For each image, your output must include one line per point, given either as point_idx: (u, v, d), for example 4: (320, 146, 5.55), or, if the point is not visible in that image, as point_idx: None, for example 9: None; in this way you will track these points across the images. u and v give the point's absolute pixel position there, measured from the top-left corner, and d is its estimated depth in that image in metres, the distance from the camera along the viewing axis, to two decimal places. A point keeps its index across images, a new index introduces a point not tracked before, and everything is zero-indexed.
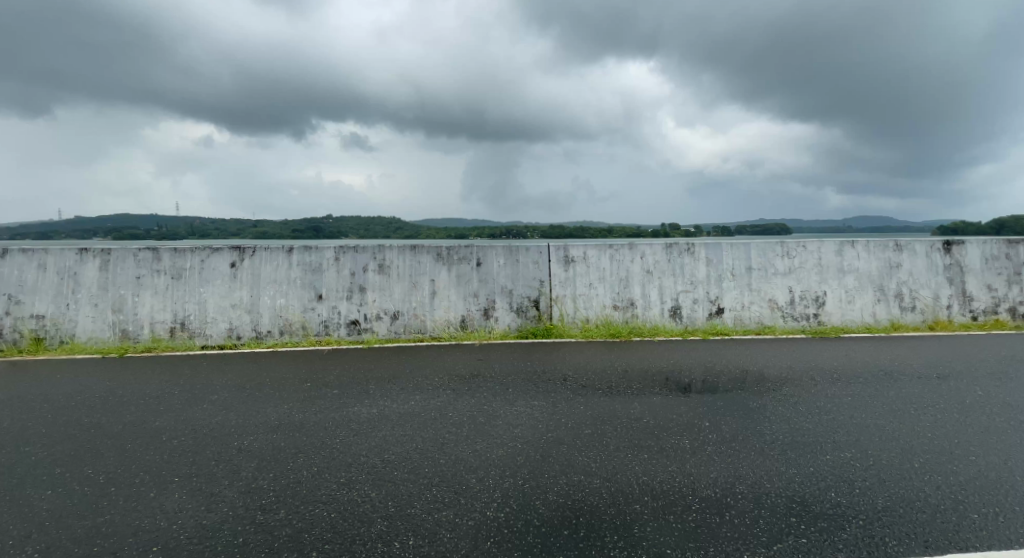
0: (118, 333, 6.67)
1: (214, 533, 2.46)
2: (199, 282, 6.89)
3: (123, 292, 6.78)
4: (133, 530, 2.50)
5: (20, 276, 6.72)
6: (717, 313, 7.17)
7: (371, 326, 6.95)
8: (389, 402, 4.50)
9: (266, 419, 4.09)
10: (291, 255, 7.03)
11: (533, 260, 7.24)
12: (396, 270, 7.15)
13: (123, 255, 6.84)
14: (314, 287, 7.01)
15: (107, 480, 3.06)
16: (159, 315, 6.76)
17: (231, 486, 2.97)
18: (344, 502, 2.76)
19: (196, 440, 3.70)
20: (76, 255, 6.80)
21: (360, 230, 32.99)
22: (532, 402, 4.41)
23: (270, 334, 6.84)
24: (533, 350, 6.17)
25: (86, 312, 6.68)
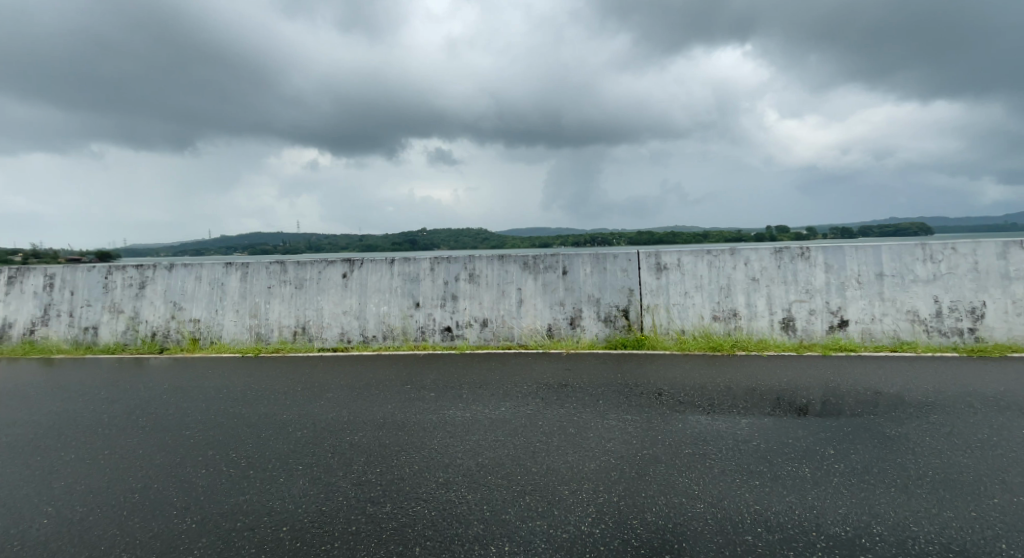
0: (254, 335, 7.31)
1: (331, 519, 2.68)
2: (317, 291, 7.36)
3: (257, 299, 7.42)
4: (268, 510, 2.78)
5: (182, 285, 7.61)
6: (841, 326, 6.34)
7: (462, 333, 7.03)
8: (482, 406, 4.48)
9: (372, 417, 4.23)
10: (392, 266, 7.33)
11: (621, 268, 6.88)
12: (486, 279, 7.17)
13: (257, 268, 7.49)
14: (411, 295, 7.24)
15: (248, 463, 3.38)
16: (286, 320, 7.31)
17: (345, 477, 3.15)
18: (444, 502, 2.83)
19: (315, 433, 3.91)
20: (223, 267, 7.57)
21: (451, 242, 33.99)
22: (624, 415, 4.19)
23: (375, 338, 7.15)
24: (623, 361, 5.88)
25: (230, 316, 7.41)
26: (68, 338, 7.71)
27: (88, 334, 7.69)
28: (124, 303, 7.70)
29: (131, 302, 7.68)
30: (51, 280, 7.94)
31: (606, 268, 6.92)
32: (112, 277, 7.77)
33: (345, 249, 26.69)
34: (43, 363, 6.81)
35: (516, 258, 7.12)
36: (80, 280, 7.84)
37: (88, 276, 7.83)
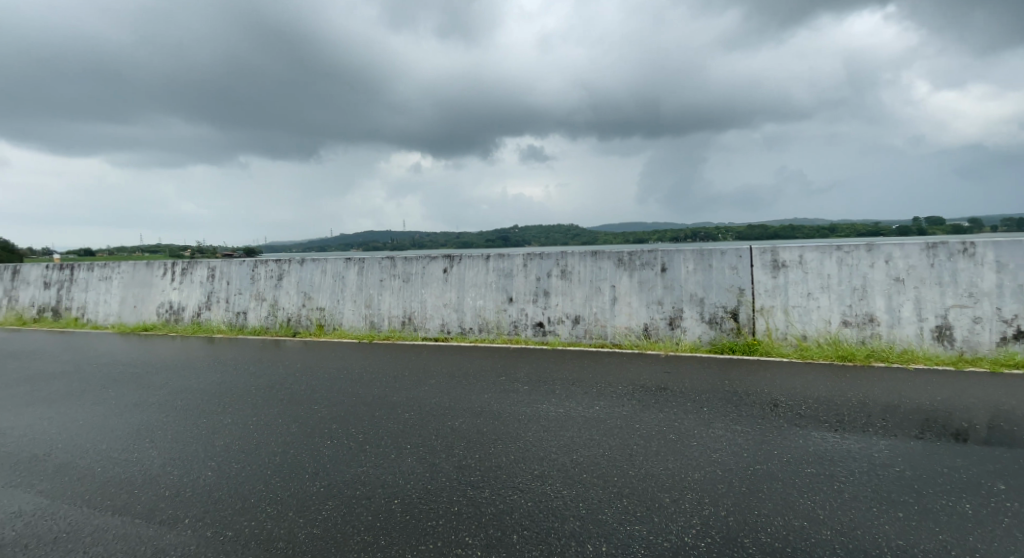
0: (369, 323, 7.82)
1: (436, 497, 2.79)
2: (421, 285, 7.69)
3: (371, 291, 7.93)
4: (381, 483, 2.95)
5: (310, 277, 8.32)
6: (1018, 338, 5.12)
7: (554, 329, 6.92)
8: (576, 404, 4.34)
9: (470, 405, 4.27)
10: (487, 262, 7.43)
11: (730, 265, 6.31)
12: (578, 275, 7.00)
13: (372, 263, 8.02)
14: (505, 290, 7.27)
15: (364, 438, 3.59)
16: (395, 311, 7.74)
17: (448, 459, 3.22)
18: (540, 494, 2.79)
19: (420, 415, 4.03)
20: (344, 262, 8.18)
21: (541, 238, 34.16)
22: (733, 426, 3.82)
23: (472, 330, 7.29)
24: (731, 369, 5.35)
25: (349, 306, 7.98)
26: (225, 321, 8.71)
27: (239, 318, 8.65)
28: (266, 291, 8.55)
29: (271, 291, 8.51)
30: (213, 272, 9.06)
31: (711, 265, 6.41)
32: (257, 270, 8.69)
33: (445, 246, 27.80)
34: (205, 341, 7.78)
35: (610, 254, 6.87)
36: (233, 273, 8.86)
37: (240, 268, 8.82)
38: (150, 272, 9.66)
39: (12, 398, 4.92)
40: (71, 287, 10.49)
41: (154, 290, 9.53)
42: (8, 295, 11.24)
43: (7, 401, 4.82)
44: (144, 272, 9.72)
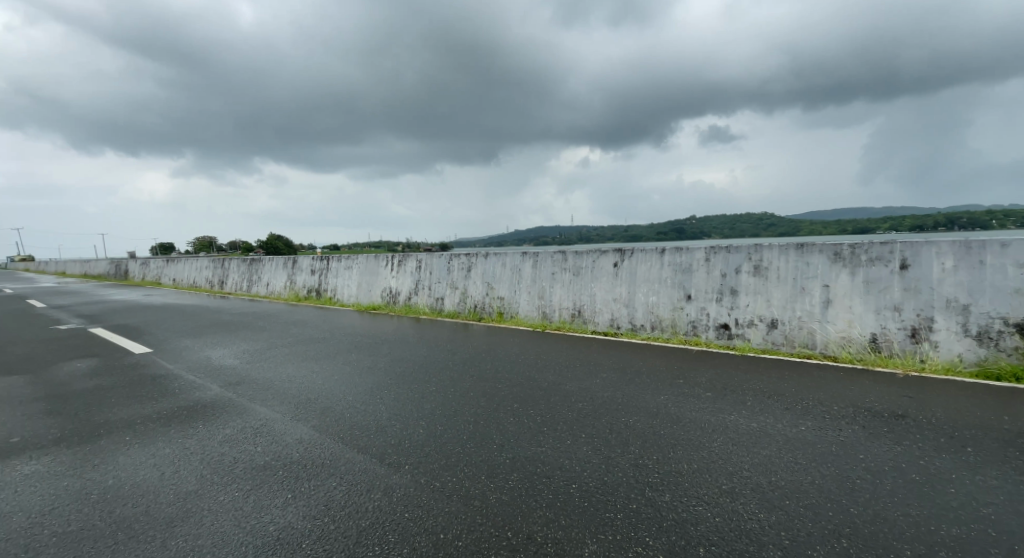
0: (541, 313, 8.06)
1: (613, 490, 2.69)
2: (591, 279, 7.65)
3: (543, 283, 8.17)
4: (558, 466, 2.96)
5: (492, 269, 8.93)
6: None
7: (743, 333, 6.20)
8: (771, 419, 3.78)
9: (646, 405, 4.04)
10: (663, 255, 7.01)
11: (1016, 263, 4.78)
12: (777, 272, 6.11)
13: (544, 257, 8.28)
14: (683, 287, 6.77)
15: (542, 421, 3.65)
16: (566, 302, 7.83)
17: (625, 455, 3.09)
18: (730, 511, 2.50)
19: (594, 407, 3.95)
20: (520, 255, 8.59)
21: (725, 230, 31.23)
22: (1012, 476, 2.91)
23: (643, 328, 6.97)
24: (1015, 404, 4.05)
25: (524, 296, 8.35)
26: (428, 305, 9.84)
27: (437, 302, 9.69)
28: (458, 281, 9.45)
29: (462, 281, 9.37)
30: (418, 263, 10.38)
31: (983, 263, 4.94)
32: (452, 262, 9.65)
33: (619, 239, 27.41)
34: (411, 321, 8.90)
35: (822, 248, 5.82)
36: (434, 264, 9.99)
37: (438, 260, 9.92)
38: (377, 263, 11.41)
39: (294, 353, 6.35)
40: (326, 274, 12.98)
41: (379, 277, 11.25)
42: (288, 278, 14.45)
43: (289, 356, 6.21)
44: (372, 264, 11.56)
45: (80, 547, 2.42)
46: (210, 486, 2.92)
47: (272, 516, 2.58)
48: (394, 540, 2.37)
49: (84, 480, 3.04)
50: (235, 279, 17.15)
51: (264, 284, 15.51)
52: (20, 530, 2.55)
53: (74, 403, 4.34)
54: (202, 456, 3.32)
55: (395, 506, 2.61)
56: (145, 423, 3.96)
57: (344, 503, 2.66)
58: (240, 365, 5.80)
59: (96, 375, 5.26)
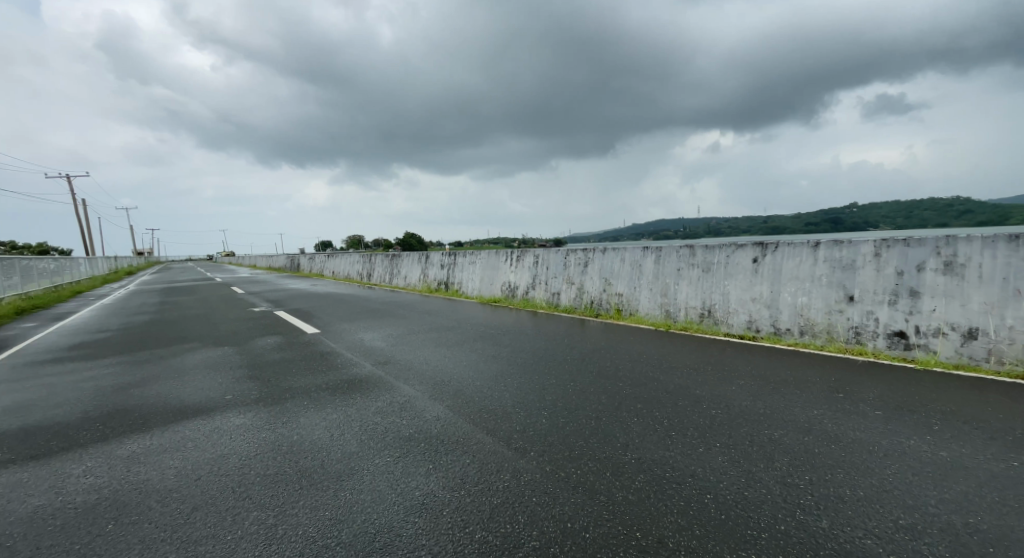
0: (665, 312, 7.73)
1: (755, 508, 2.55)
2: (724, 275, 7.07)
3: (668, 279, 7.82)
4: (690, 473, 2.88)
5: (613, 264, 8.78)
6: None
7: (926, 343, 5.10)
8: (970, 449, 3.16)
9: (796, 418, 3.68)
10: (816, 250, 6.12)
11: None
12: (980, 271, 4.84)
13: (669, 251, 7.88)
14: (843, 287, 5.82)
15: (670, 424, 3.56)
16: (693, 301, 7.39)
17: (768, 471, 2.89)
18: (908, 551, 2.25)
19: (729, 416, 3.72)
20: (641, 250, 8.32)
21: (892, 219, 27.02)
22: None
23: (789, 332, 6.22)
24: None
25: (645, 292, 8.08)
26: (546, 299, 10.02)
27: (554, 297, 9.84)
28: (575, 276, 9.49)
29: (579, 276, 9.39)
30: (535, 258, 10.62)
31: None
32: (568, 258, 9.72)
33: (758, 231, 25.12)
34: (529, 314, 9.14)
35: None
36: (551, 258, 10.13)
37: (555, 255, 10.04)
38: (498, 258, 11.85)
39: (431, 338, 6.96)
40: (451, 268, 13.88)
41: (499, 272, 11.69)
42: (422, 272, 15.66)
43: (426, 340, 6.82)
44: (492, 258, 12.09)
45: (279, 485, 2.96)
46: (367, 449, 3.36)
47: (417, 482, 2.89)
48: (524, 521, 2.52)
49: (277, 433, 3.69)
50: (380, 272, 19.03)
51: (403, 276, 17.00)
52: (235, 469, 3.17)
53: (270, 370, 5.29)
54: (361, 423, 3.82)
55: (523, 489, 2.78)
56: (318, 391, 4.65)
57: (477, 480, 2.88)
58: (386, 347, 6.49)
59: (281, 349, 6.29)
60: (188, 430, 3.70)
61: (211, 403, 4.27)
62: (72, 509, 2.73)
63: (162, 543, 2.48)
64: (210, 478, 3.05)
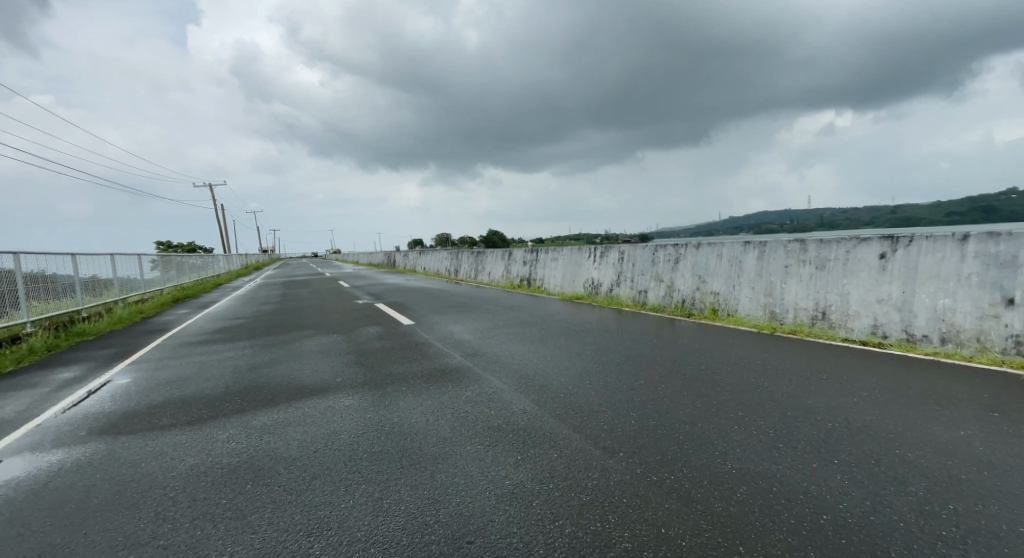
0: (768, 313, 7.23)
1: (882, 534, 2.40)
2: (842, 274, 6.36)
3: (774, 278, 7.27)
4: (803, 489, 2.77)
5: (709, 262, 8.41)
6: None
7: None
8: None
9: (933, 439, 3.33)
10: (964, 244, 5.27)
11: None
12: None
13: (776, 247, 7.31)
14: (1000, 287, 4.96)
15: (776, 436, 3.42)
16: (803, 302, 6.79)
17: (897, 495, 2.69)
18: None
19: (848, 431, 3.47)
20: (742, 246, 7.85)
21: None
22: None
23: (926, 340, 5.46)
24: None
25: (746, 293, 7.64)
26: (630, 297, 9.86)
27: (641, 295, 9.63)
28: (664, 273, 9.22)
29: (668, 274, 9.13)
30: (621, 254, 10.47)
31: None
32: (657, 254, 9.43)
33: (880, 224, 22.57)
34: (615, 312, 9.07)
35: None
36: (638, 255, 9.95)
37: (643, 251, 9.80)
38: (581, 255, 11.83)
39: (512, 333, 7.20)
40: (533, 264, 14.06)
41: (582, 269, 11.67)
42: (504, 268, 16.03)
43: (510, 334, 7.09)
44: (575, 254, 12.06)
45: (382, 463, 3.24)
46: (458, 435, 3.59)
47: (507, 473, 3.03)
48: (613, 519, 2.58)
49: (379, 415, 4.04)
50: (465, 269, 19.72)
51: (487, 273, 17.48)
52: (346, 444, 3.53)
53: (373, 356, 5.80)
54: (450, 410, 4.10)
55: (612, 489, 2.83)
56: (415, 378, 5.00)
57: (565, 475, 2.98)
58: (474, 340, 6.78)
59: (382, 338, 6.83)
60: (306, 407, 4.17)
61: (324, 384, 4.76)
62: (217, 468, 3.19)
63: (289, 504, 2.80)
64: (325, 452, 3.42)
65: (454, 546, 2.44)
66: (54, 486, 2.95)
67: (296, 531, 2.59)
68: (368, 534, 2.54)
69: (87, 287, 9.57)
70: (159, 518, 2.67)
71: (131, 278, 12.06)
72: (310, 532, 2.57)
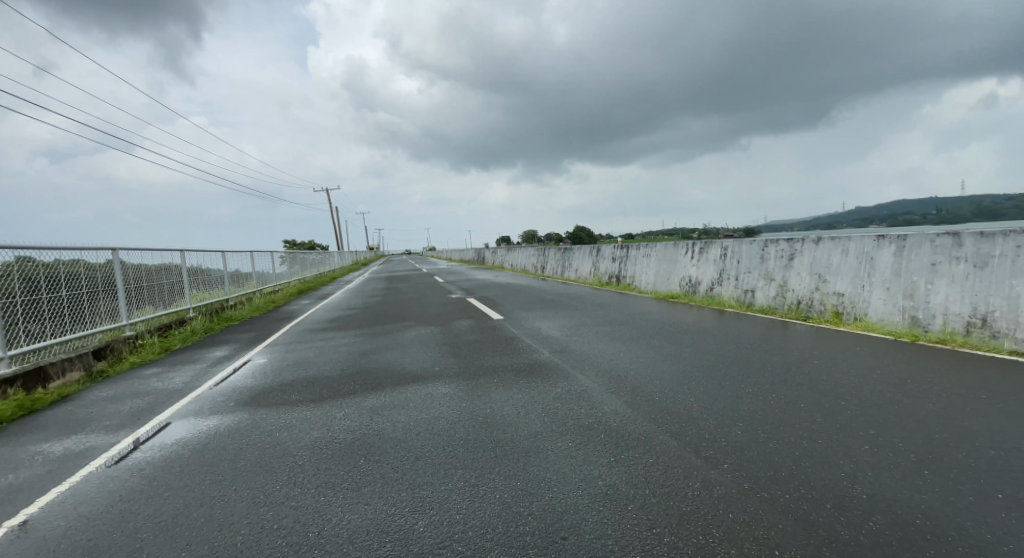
0: (908, 319, 6.14)
1: None
2: (1010, 273, 5.22)
3: (915, 278, 6.16)
4: (955, 525, 2.38)
5: (830, 258, 7.43)
6: None
7: None
8: None
9: None
10: None
11: None
12: None
13: (919, 240, 6.20)
14: None
15: (919, 460, 2.95)
16: (955, 306, 5.67)
17: None
18: None
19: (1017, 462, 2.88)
20: (874, 240, 6.79)
21: None
22: None
23: None
24: None
25: (879, 294, 6.57)
26: (734, 297, 9.27)
27: (747, 295, 8.98)
28: (776, 271, 8.43)
29: (781, 271, 8.30)
30: (725, 250, 9.89)
31: None
32: (768, 250, 8.69)
33: None
34: (717, 313, 8.57)
35: None
36: (744, 252, 9.29)
37: (751, 247, 9.13)
38: (676, 251, 11.50)
39: (603, 332, 7.12)
40: (625, 261, 13.79)
41: (678, 265, 11.35)
42: (592, 266, 15.94)
43: (601, 334, 7.01)
44: (671, 250, 11.72)
45: (476, 450, 3.47)
46: (549, 430, 3.73)
47: (599, 473, 3.04)
48: (719, 534, 2.42)
49: (473, 404, 4.31)
50: (553, 265, 19.78)
51: (574, 270, 17.43)
52: (443, 429, 3.82)
53: (469, 349, 6.08)
54: (542, 403, 4.28)
55: (717, 502, 2.66)
56: (505, 372, 5.23)
57: (662, 482, 2.89)
58: (561, 336, 6.91)
59: (474, 331, 7.11)
60: (409, 392, 4.54)
61: (423, 371, 5.16)
62: (336, 443, 3.59)
63: (396, 481, 3.08)
64: (426, 436, 3.71)
65: (548, 541, 2.47)
66: (212, 446, 3.52)
67: (403, 506, 2.81)
68: (466, 518, 2.67)
69: (235, 278, 11.03)
70: (292, 482, 3.07)
71: (267, 272, 13.67)
72: (414, 509, 2.77)
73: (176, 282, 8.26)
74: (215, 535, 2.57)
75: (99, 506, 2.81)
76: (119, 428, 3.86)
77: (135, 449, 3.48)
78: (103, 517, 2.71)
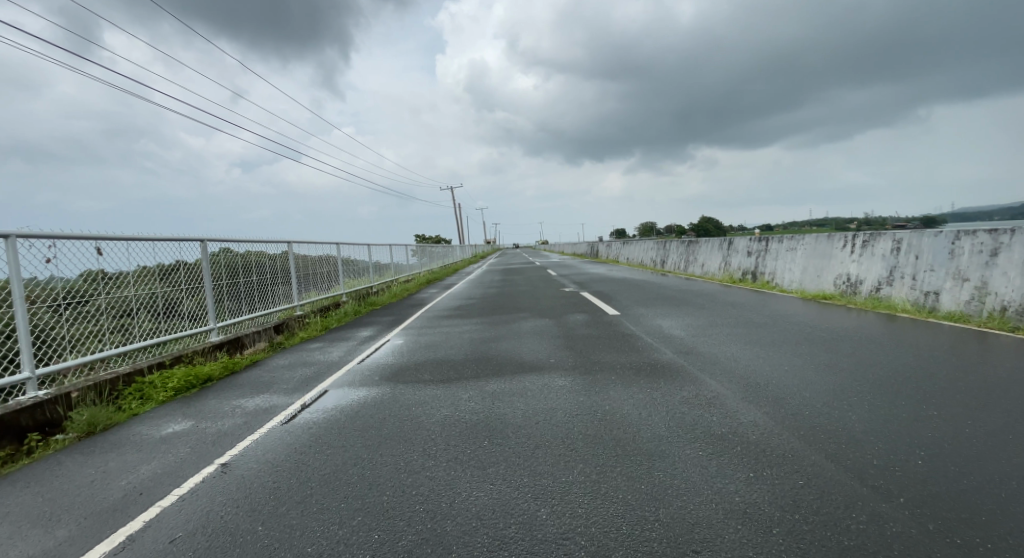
0: None
1: None
2: None
3: None
4: None
5: None
6: None
7: None
8: None
9: None
10: None
11: None
12: None
13: None
14: None
15: None
16: None
17: None
18: None
19: None
20: None
21: None
22: None
23: None
24: None
25: None
26: (910, 299, 8.07)
27: (929, 298, 7.74)
28: (971, 270, 7.10)
29: (980, 271, 6.95)
30: (899, 244, 8.55)
31: None
32: (960, 242, 7.30)
33: None
34: (883, 318, 7.53)
35: None
36: (925, 245, 7.94)
37: (935, 241, 7.75)
38: (831, 245, 10.32)
39: (735, 335, 6.64)
40: (765, 256, 12.67)
41: (833, 261, 10.16)
42: (722, 261, 14.94)
43: (733, 336, 6.56)
44: (825, 245, 10.51)
45: (596, 447, 3.46)
46: (674, 436, 3.60)
47: (738, 490, 2.85)
48: None
49: (591, 400, 4.30)
50: (675, 259, 18.92)
51: (700, 265, 16.47)
52: (564, 422, 3.87)
53: (591, 344, 6.07)
54: (667, 408, 4.12)
55: (890, 541, 2.35)
56: (624, 369, 5.15)
57: (816, 509, 2.63)
58: (686, 337, 6.59)
59: (589, 326, 7.10)
60: (528, 381, 4.69)
61: (542, 362, 5.29)
62: (462, 423, 3.83)
63: (518, 467, 3.21)
64: (547, 425, 3.82)
65: (679, 551, 2.39)
66: (362, 414, 3.97)
67: (526, 492, 2.92)
68: (588, 513, 2.69)
69: (378, 268, 12.20)
70: (426, 454, 3.36)
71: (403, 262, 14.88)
72: (537, 496, 2.87)
73: (332, 270, 9.36)
74: (369, 492, 2.89)
75: (281, 455, 3.32)
76: (292, 391, 4.51)
77: (303, 410, 4.06)
78: (284, 464, 3.20)
